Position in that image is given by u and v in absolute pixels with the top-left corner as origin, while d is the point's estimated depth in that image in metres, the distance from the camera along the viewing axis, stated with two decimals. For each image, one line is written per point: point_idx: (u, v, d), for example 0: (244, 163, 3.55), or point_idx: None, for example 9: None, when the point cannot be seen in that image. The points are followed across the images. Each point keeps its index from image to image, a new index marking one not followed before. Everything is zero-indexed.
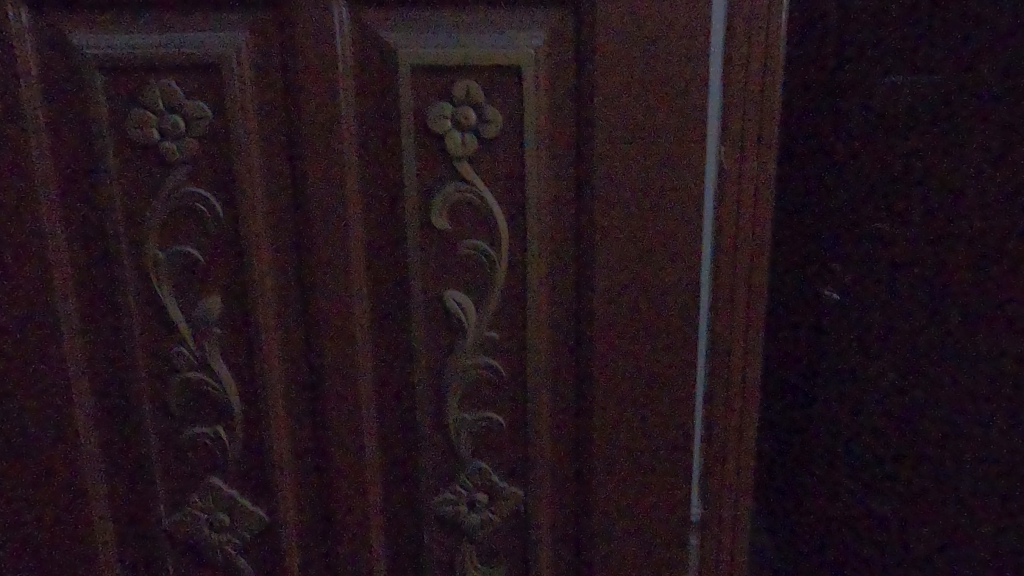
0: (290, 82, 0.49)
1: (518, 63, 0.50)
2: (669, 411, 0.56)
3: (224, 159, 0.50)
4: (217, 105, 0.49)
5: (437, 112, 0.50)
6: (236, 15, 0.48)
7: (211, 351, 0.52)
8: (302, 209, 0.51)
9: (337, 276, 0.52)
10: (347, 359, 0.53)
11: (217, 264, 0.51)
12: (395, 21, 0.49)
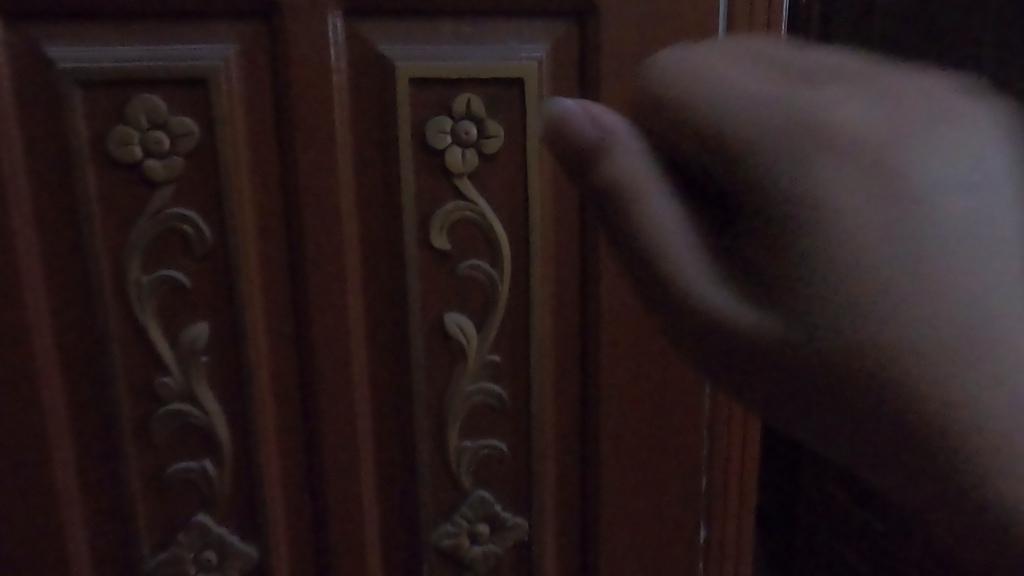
0: (284, 95, 0.47)
1: (521, 76, 0.48)
2: (672, 432, 0.55)
3: (212, 177, 0.47)
4: (206, 120, 0.46)
5: (436, 127, 0.48)
6: (224, 25, 0.45)
7: (197, 382, 0.49)
8: (296, 229, 0.48)
9: (332, 299, 0.49)
10: (343, 387, 0.51)
11: (204, 290, 0.48)
12: (393, 33, 0.47)
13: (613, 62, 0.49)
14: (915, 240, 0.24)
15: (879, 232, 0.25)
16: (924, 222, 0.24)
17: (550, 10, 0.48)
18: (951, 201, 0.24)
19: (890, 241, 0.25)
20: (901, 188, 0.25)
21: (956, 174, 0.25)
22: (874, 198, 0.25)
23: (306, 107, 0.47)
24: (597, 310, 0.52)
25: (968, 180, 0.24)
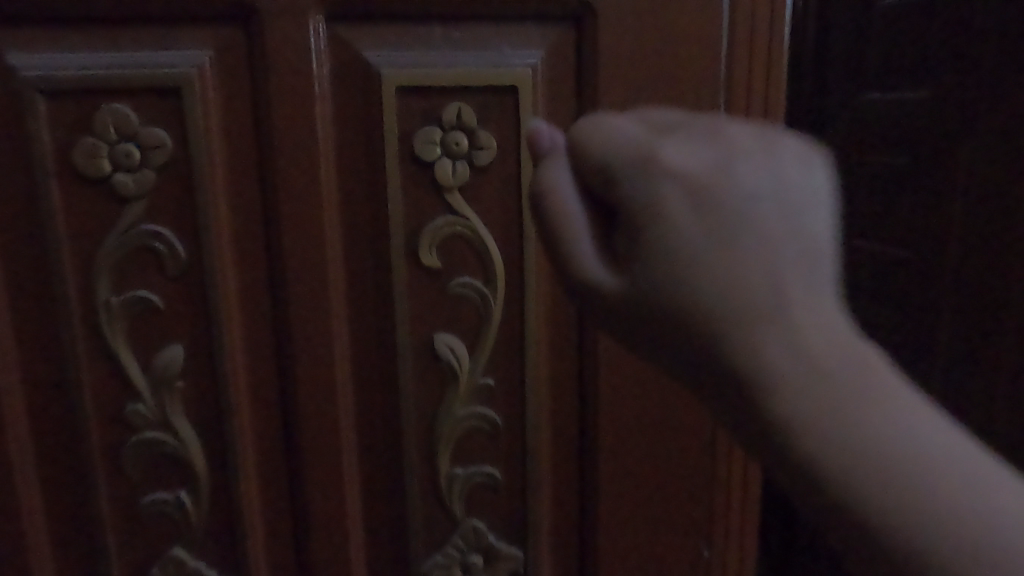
0: (262, 104, 0.44)
1: (514, 84, 0.46)
2: (671, 452, 0.52)
3: (186, 192, 0.44)
4: (179, 131, 0.43)
5: (425, 137, 0.45)
6: (198, 30, 0.43)
7: (171, 409, 0.46)
8: (276, 246, 0.46)
9: (315, 320, 0.47)
10: (328, 412, 0.48)
11: (179, 311, 0.45)
12: (378, 39, 0.45)
13: (613, 68, 0.47)
14: (753, 268, 0.25)
15: (713, 264, 0.25)
16: (753, 252, 0.25)
17: (545, 14, 0.46)
18: (779, 231, 0.25)
19: (725, 270, 0.25)
20: (735, 218, 0.25)
21: (783, 209, 0.25)
22: (713, 232, 0.25)
23: (286, 117, 0.44)
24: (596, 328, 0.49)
25: (796, 215, 0.25)
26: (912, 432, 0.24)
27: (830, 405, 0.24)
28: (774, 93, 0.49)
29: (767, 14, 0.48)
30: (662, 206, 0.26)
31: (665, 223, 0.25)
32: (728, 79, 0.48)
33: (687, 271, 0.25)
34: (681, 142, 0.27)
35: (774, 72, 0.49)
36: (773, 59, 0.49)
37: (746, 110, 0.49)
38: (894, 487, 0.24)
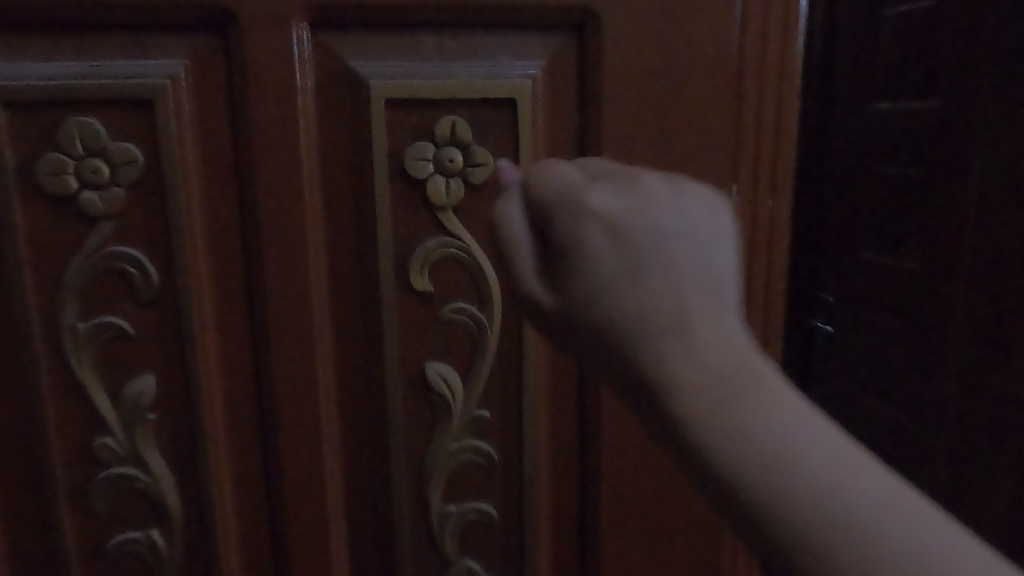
0: (242, 117, 0.41)
1: (513, 96, 0.43)
2: (676, 485, 0.49)
3: (159, 211, 0.41)
4: (151, 145, 0.40)
5: (417, 154, 0.42)
6: (173, 38, 0.40)
7: (142, 443, 0.43)
8: (256, 269, 0.43)
9: (298, 346, 0.44)
10: (311, 446, 0.45)
11: (151, 338, 0.42)
12: (367, 48, 0.42)
13: (619, 82, 0.44)
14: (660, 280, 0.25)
15: (621, 281, 0.26)
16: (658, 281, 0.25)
17: (544, 23, 0.43)
18: (683, 262, 0.26)
19: (631, 281, 0.25)
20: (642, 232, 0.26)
21: (689, 229, 0.26)
22: (623, 262, 0.26)
23: (266, 131, 0.41)
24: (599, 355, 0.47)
25: (699, 233, 0.26)
26: (819, 441, 0.23)
27: (736, 411, 0.24)
28: (788, 108, 0.47)
29: (779, 26, 0.45)
30: (573, 222, 0.27)
31: (576, 237, 0.27)
32: (739, 89, 0.46)
33: (597, 282, 0.26)
34: (598, 177, 0.28)
35: (787, 81, 0.46)
36: (786, 73, 0.46)
37: (759, 125, 0.46)
38: (800, 490, 0.23)
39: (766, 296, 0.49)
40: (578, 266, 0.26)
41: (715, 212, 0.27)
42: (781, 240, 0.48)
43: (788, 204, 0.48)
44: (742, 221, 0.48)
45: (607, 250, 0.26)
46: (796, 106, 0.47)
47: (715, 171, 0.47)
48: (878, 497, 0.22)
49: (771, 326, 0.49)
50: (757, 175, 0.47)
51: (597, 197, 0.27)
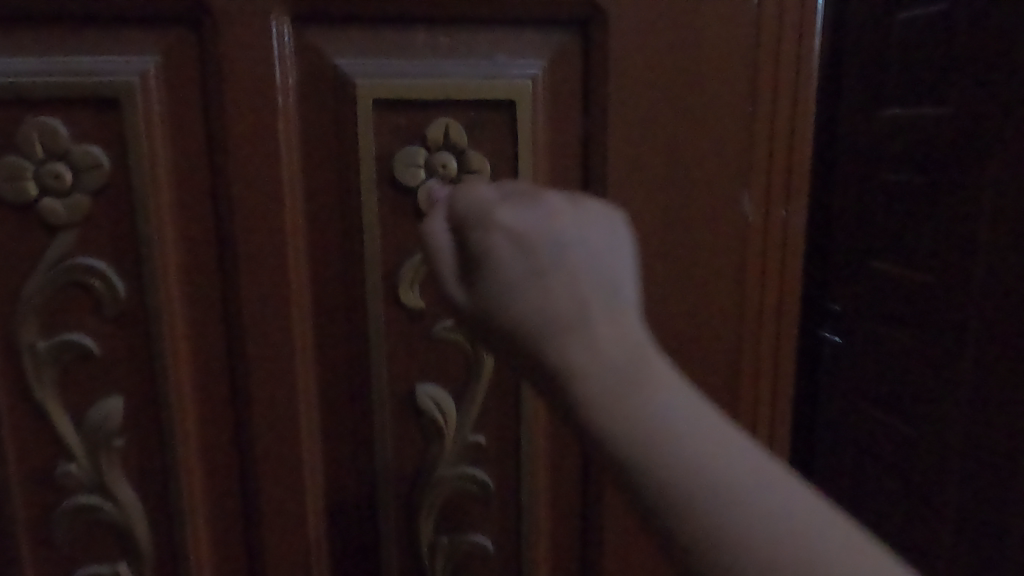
0: (216, 119, 0.38)
1: (511, 98, 0.40)
2: None
3: (127, 220, 0.38)
4: (118, 149, 0.37)
5: (406, 159, 0.39)
6: (143, 34, 0.37)
7: (109, 470, 0.40)
8: (233, 284, 0.40)
9: (278, 367, 0.40)
10: (292, 475, 0.42)
11: (118, 357, 0.39)
12: (354, 45, 0.39)
13: (625, 83, 0.41)
14: (568, 297, 0.26)
15: (529, 295, 0.26)
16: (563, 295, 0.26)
17: (546, 18, 0.40)
18: (585, 276, 0.26)
19: (541, 294, 0.26)
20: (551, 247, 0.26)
21: (596, 247, 0.27)
22: (531, 276, 0.26)
23: (243, 134, 0.38)
24: None
25: (598, 249, 0.27)
26: (713, 445, 0.24)
27: (636, 418, 0.25)
28: (803, 112, 0.43)
29: (794, 25, 0.42)
30: (483, 236, 0.27)
31: (487, 253, 0.27)
32: (754, 89, 0.42)
33: (510, 295, 0.27)
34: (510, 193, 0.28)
35: (805, 79, 0.43)
36: (801, 75, 0.43)
37: (772, 131, 0.43)
38: (694, 489, 0.24)
39: (780, 310, 0.46)
40: (489, 280, 0.27)
41: (617, 231, 0.27)
42: (796, 250, 0.45)
43: (803, 215, 0.45)
44: (753, 233, 0.44)
45: (517, 265, 0.26)
46: (812, 111, 0.43)
47: (724, 180, 0.43)
48: (763, 489, 0.24)
49: (785, 344, 0.46)
50: (770, 185, 0.44)
51: (507, 212, 0.27)
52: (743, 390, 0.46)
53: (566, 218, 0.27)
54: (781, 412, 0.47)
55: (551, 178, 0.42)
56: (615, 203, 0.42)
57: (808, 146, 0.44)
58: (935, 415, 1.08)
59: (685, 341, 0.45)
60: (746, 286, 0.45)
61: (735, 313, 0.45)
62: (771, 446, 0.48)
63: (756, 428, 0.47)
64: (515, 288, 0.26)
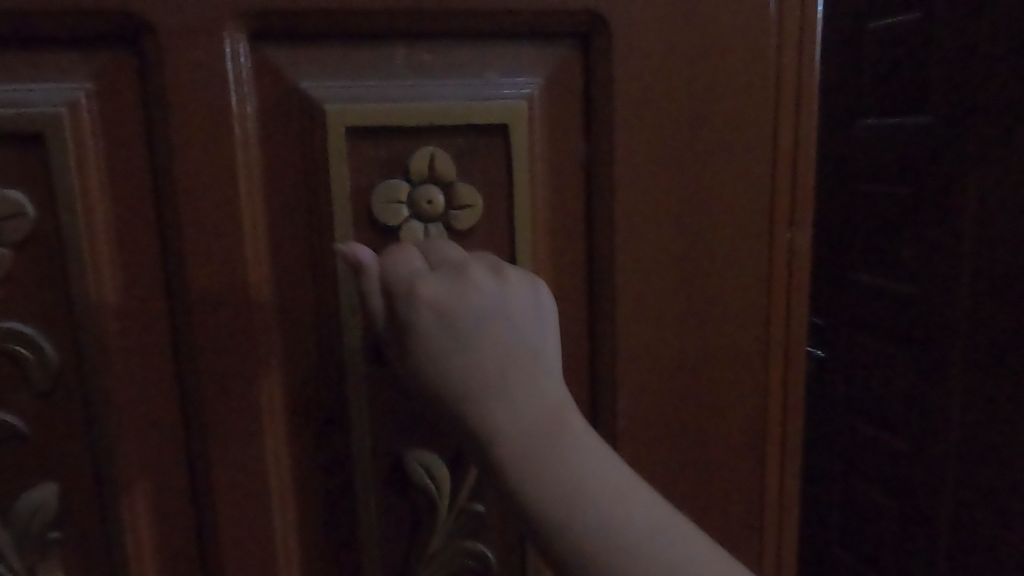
0: (161, 155, 0.33)
1: (501, 121, 0.35)
2: None
3: (58, 276, 0.33)
4: (45, 194, 0.32)
5: (387, 195, 0.35)
6: (68, 58, 0.32)
7: (43, 568, 0.35)
8: (186, 343, 0.34)
9: (241, 436, 0.35)
10: (261, 557, 0.36)
11: (53, 434, 0.34)
12: (321, 64, 0.34)
13: (628, 100, 0.36)
14: (491, 366, 0.31)
15: (459, 366, 0.31)
16: (492, 362, 0.31)
17: (539, 31, 0.36)
18: (508, 353, 0.31)
19: (465, 363, 0.31)
20: (513, 338, 0.31)
21: (542, 329, 0.32)
22: (458, 348, 0.31)
23: (194, 172, 0.33)
24: (616, 428, 0.40)
25: (517, 320, 0.31)
26: (632, 510, 0.30)
27: (546, 466, 0.30)
28: (806, 125, 0.39)
29: (797, 31, 0.38)
30: (411, 309, 0.31)
31: (458, 346, 0.31)
32: (763, 103, 0.38)
33: (438, 365, 0.31)
34: (437, 260, 0.32)
35: (809, 92, 0.39)
36: (803, 85, 0.39)
37: (775, 148, 0.39)
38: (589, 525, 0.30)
39: (785, 342, 0.41)
40: (418, 346, 0.31)
41: (536, 290, 0.32)
42: (803, 276, 0.41)
43: (807, 237, 0.41)
44: (756, 260, 0.40)
45: (448, 340, 0.31)
46: (815, 125, 0.39)
47: (727, 205, 0.39)
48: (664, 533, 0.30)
49: (796, 380, 0.42)
50: (773, 206, 0.39)
51: (479, 319, 0.31)
52: (756, 435, 0.42)
53: (525, 314, 0.32)
54: (791, 451, 0.43)
55: (550, 209, 0.38)
56: (619, 232, 0.38)
57: (813, 161, 0.40)
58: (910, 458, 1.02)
59: (695, 384, 0.40)
60: (750, 318, 0.40)
61: (748, 349, 0.41)
62: (782, 488, 0.43)
63: (766, 470, 0.43)
64: (446, 358, 0.31)
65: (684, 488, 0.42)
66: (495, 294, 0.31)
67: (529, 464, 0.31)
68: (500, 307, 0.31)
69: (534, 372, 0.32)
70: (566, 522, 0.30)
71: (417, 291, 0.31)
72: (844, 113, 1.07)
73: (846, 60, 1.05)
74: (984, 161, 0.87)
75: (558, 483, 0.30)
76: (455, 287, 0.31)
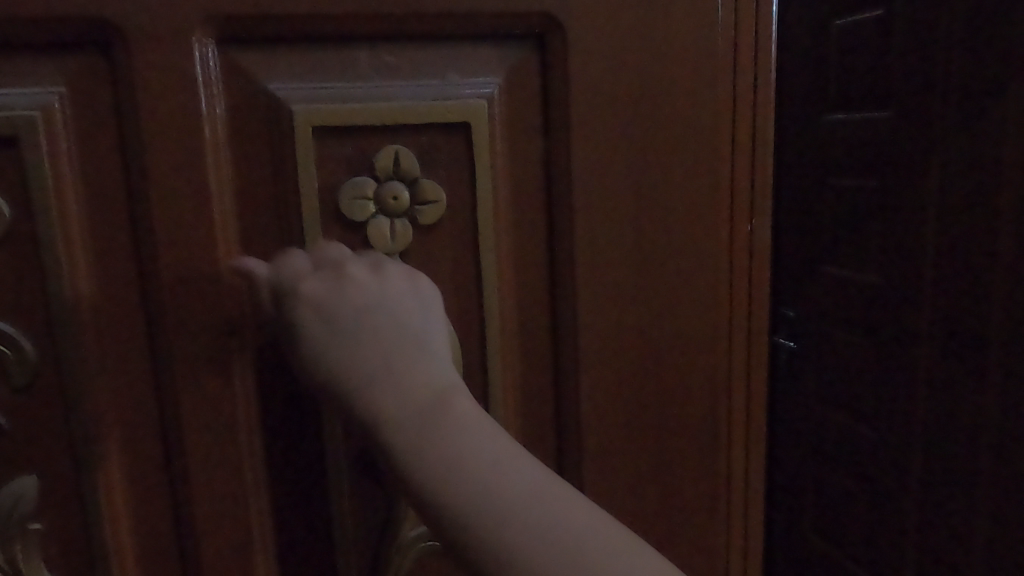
0: (133, 154, 0.34)
1: (463, 120, 0.37)
2: (663, 541, 0.44)
3: (34, 273, 0.34)
4: (21, 194, 0.33)
5: (354, 191, 0.36)
6: (42, 63, 0.33)
7: (24, 558, 0.36)
8: (160, 336, 0.35)
9: (215, 424, 0.36)
10: (237, 540, 0.38)
11: (33, 429, 0.35)
12: (290, 67, 0.35)
13: (586, 97, 0.38)
14: (370, 354, 0.33)
15: (338, 352, 0.33)
16: (370, 350, 0.33)
17: (499, 33, 0.37)
18: (387, 342, 0.33)
19: (343, 349, 0.33)
20: (394, 327, 0.33)
21: (427, 320, 0.34)
22: (337, 337, 0.33)
23: (165, 170, 0.34)
24: (580, 411, 0.41)
25: (394, 309, 0.33)
26: (513, 482, 0.31)
27: (426, 446, 0.31)
28: (761, 124, 0.41)
29: (751, 33, 0.40)
30: (292, 303, 0.33)
31: (339, 337, 0.33)
32: (719, 97, 0.40)
33: (320, 352, 0.33)
34: (320, 260, 0.34)
35: (764, 88, 0.41)
36: (758, 84, 0.41)
37: (733, 141, 0.41)
38: (465, 498, 0.30)
39: (747, 326, 0.43)
40: (301, 336, 0.33)
41: (415, 283, 0.35)
42: (763, 264, 0.43)
43: (765, 227, 0.42)
44: (716, 249, 0.41)
45: (325, 330, 0.33)
46: (772, 125, 0.41)
47: (686, 200, 0.40)
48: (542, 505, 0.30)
49: (757, 362, 0.44)
50: (732, 203, 0.41)
51: (356, 312, 0.33)
52: (720, 414, 0.44)
53: (403, 302, 0.34)
54: (754, 435, 0.45)
55: (512, 205, 0.39)
56: (579, 224, 0.39)
57: (770, 155, 0.42)
58: (877, 444, 1.05)
59: (657, 366, 0.42)
60: (711, 303, 0.42)
61: (709, 332, 0.42)
62: (746, 470, 0.45)
63: (731, 455, 0.45)
64: (326, 346, 0.33)
65: (649, 468, 0.43)
66: (373, 290, 0.34)
67: (415, 447, 0.31)
68: (379, 300, 0.33)
69: (419, 359, 0.33)
70: (452, 509, 0.30)
71: (297, 289, 0.33)
72: (809, 110, 1.10)
73: (809, 58, 1.08)
74: (942, 154, 0.90)
75: (444, 471, 0.31)
76: (334, 284, 0.33)
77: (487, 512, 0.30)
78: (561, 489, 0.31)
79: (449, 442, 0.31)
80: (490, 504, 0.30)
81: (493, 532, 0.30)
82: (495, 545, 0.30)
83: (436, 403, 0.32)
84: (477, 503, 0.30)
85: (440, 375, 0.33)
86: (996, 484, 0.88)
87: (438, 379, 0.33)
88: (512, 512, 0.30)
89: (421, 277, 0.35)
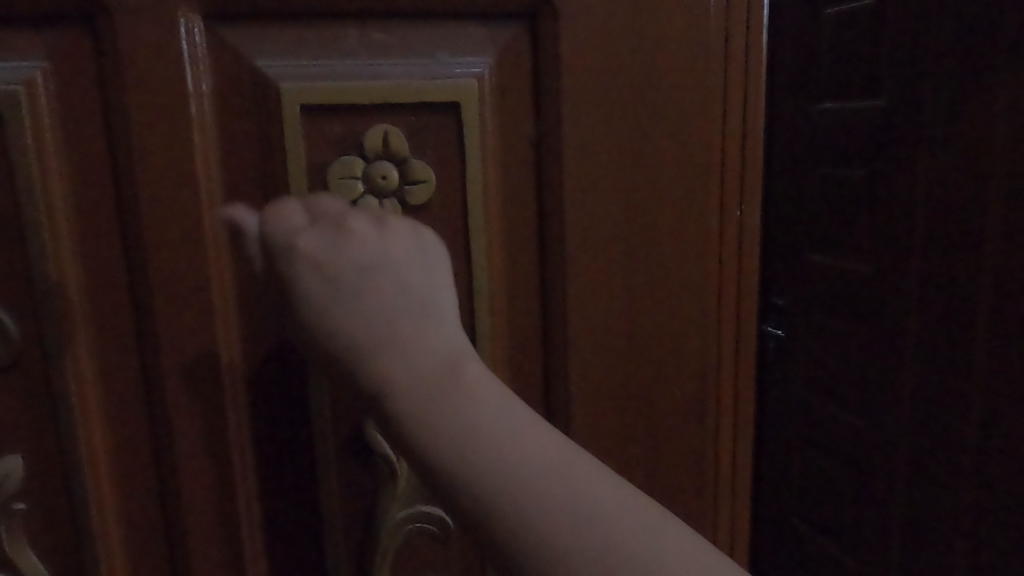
0: (118, 131, 0.33)
1: (452, 99, 0.37)
2: None
3: (18, 251, 0.33)
4: (5, 172, 0.33)
5: (342, 171, 0.36)
6: (26, 40, 0.32)
7: (9, 537, 0.36)
8: (145, 315, 0.35)
9: (202, 404, 0.36)
10: (224, 519, 0.37)
11: (18, 408, 0.35)
12: (277, 44, 0.35)
13: (577, 77, 0.38)
14: (376, 316, 0.31)
15: (341, 315, 0.32)
16: (375, 311, 0.31)
17: (489, 12, 0.37)
18: (393, 303, 0.32)
19: (346, 311, 0.32)
20: (400, 288, 0.32)
21: (432, 281, 0.33)
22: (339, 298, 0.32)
23: (150, 147, 0.34)
24: (569, 392, 0.41)
25: (397, 270, 0.32)
26: (528, 450, 0.30)
27: (436, 415, 0.30)
28: (753, 106, 0.41)
29: (743, 14, 0.40)
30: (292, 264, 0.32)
31: (342, 297, 0.32)
32: (711, 79, 0.40)
33: (321, 314, 0.32)
34: (319, 214, 0.33)
35: (755, 70, 0.41)
36: (751, 67, 0.40)
37: (723, 123, 0.40)
38: (477, 471, 0.29)
39: (737, 309, 0.43)
40: (301, 300, 0.32)
41: (420, 242, 0.33)
42: (753, 246, 0.43)
43: (755, 210, 0.42)
44: (706, 231, 0.41)
45: (327, 293, 0.32)
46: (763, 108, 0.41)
47: (677, 181, 0.40)
48: (560, 478, 0.29)
49: (746, 343, 0.44)
50: (723, 185, 0.41)
51: (356, 269, 0.32)
52: (708, 396, 0.44)
53: (407, 262, 0.32)
54: (743, 420, 0.45)
55: (502, 185, 0.39)
56: (569, 204, 0.39)
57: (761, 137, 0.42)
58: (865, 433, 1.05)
59: (647, 347, 0.42)
60: (701, 285, 0.42)
61: (698, 314, 0.42)
62: (734, 451, 0.45)
63: (719, 436, 0.45)
64: (330, 310, 0.32)
65: (637, 449, 0.43)
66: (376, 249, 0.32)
67: (422, 414, 0.30)
68: (382, 257, 0.32)
69: (425, 322, 0.32)
70: (459, 477, 0.29)
71: (292, 248, 0.32)
72: (801, 99, 1.10)
73: (801, 47, 1.09)
74: (931, 143, 0.90)
75: (457, 442, 0.30)
76: (334, 241, 0.32)
77: (497, 482, 0.29)
78: (579, 457, 0.30)
79: (460, 410, 0.30)
80: (506, 475, 0.29)
81: (507, 502, 0.29)
82: (511, 520, 0.29)
83: (445, 368, 0.31)
84: (489, 471, 0.29)
85: (446, 337, 0.32)
86: (978, 477, 0.88)
87: (443, 342, 0.32)
88: (526, 481, 0.29)
89: (425, 232, 0.34)
